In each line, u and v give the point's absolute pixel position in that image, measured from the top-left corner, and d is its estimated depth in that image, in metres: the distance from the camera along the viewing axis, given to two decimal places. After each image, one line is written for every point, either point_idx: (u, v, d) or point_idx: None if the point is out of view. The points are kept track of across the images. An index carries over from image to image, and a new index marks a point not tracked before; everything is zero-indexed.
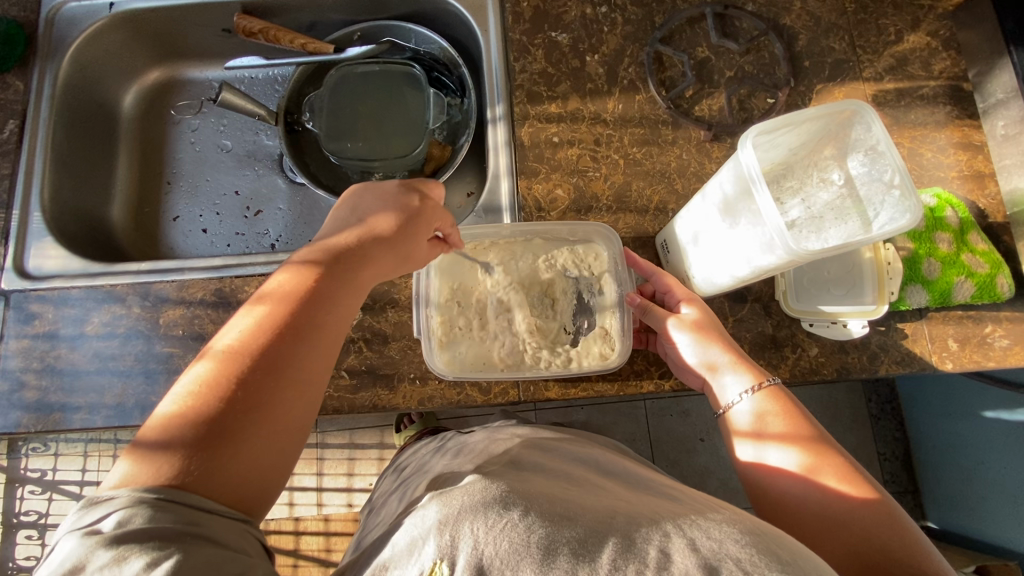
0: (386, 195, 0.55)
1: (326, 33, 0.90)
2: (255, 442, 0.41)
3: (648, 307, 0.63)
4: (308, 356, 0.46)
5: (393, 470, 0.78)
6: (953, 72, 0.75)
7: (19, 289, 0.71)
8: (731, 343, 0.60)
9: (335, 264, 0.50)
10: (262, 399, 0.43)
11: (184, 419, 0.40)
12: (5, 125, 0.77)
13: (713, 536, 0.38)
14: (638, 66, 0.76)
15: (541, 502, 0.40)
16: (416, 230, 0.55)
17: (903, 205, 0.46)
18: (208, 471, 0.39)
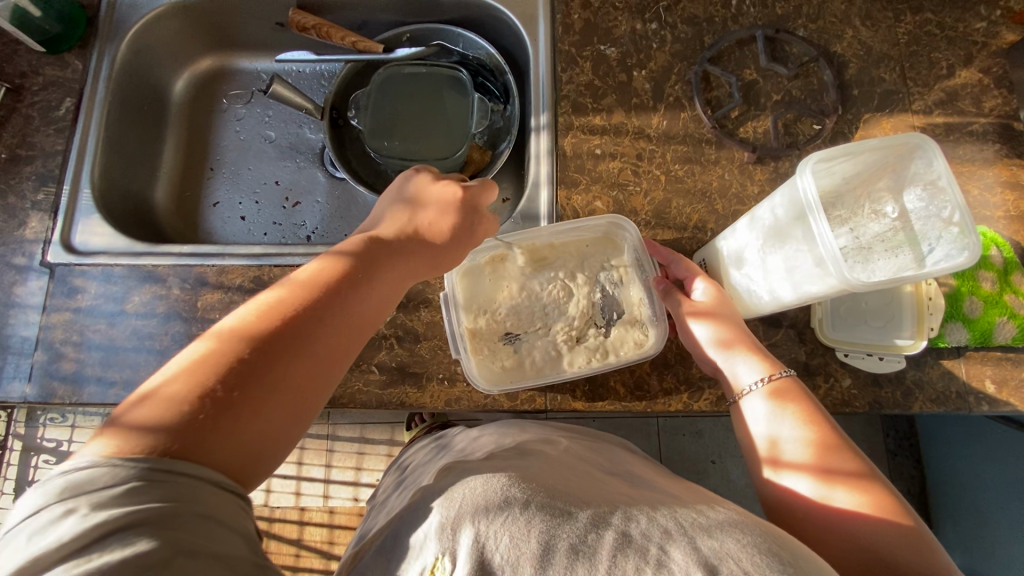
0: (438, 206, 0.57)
1: (375, 32, 0.91)
2: (259, 412, 0.41)
3: (669, 291, 0.65)
4: (332, 341, 0.46)
5: (396, 467, 0.78)
6: (1004, 111, 0.74)
7: (65, 262, 0.72)
8: (746, 332, 0.61)
9: (379, 257, 0.52)
10: (264, 381, 0.42)
11: (185, 393, 0.39)
12: (62, 102, 0.78)
13: (716, 538, 0.39)
14: (684, 84, 0.76)
15: (547, 495, 0.40)
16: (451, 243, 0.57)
17: (960, 241, 0.46)
18: (198, 444, 0.38)
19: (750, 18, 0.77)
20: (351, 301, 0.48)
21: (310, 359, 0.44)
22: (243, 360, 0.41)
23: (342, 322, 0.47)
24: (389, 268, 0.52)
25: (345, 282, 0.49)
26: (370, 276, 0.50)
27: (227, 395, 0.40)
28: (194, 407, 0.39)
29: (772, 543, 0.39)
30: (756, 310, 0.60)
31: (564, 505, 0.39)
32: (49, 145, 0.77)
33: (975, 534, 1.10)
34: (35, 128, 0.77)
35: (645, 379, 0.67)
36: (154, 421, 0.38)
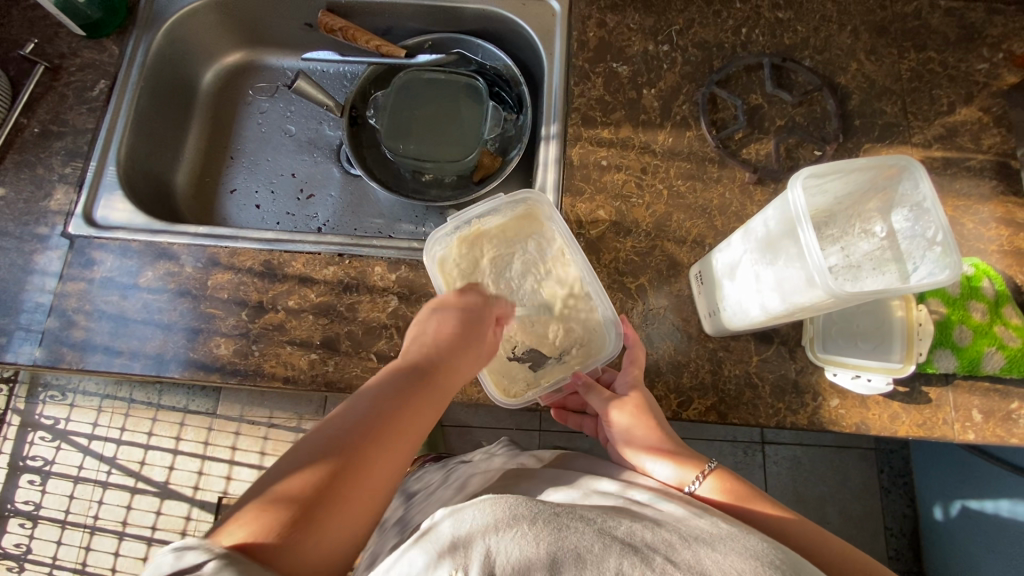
0: (471, 305, 0.62)
1: (399, 39, 0.95)
2: (327, 539, 0.44)
3: (592, 386, 0.63)
4: (385, 463, 0.48)
5: (441, 464, 0.79)
6: (1002, 149, 0.76)
7: (85, 235, 0.75)
8: (669, 433, 0.59)
9: (422, 377, 0.55)
10: (339, 495, 0.45)
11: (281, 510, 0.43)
12: (96, 84, 0.82)
13: (719, 550, 0.40)
14: (692, 105, 0.79)
15: (553, 510, 0.42)
16: (483, 327, 0.61)
17: (942, 260, 0.47)
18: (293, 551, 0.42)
19: (758, 46, 0.80)
20: (398, 421, 0.50)
21: (369, 482, 0.47)
22: (311, 493, 0.44)
23: (391, 442, 0.49)
24: (434, 383, 0.55)
25: (394, 400, 0.52)
26: (419, 393, 0.54)
27: (304, 522, 0.43)
28: (277, 538, 0.42)
29: (776, 555, 0.40)
30: (742, 323, 0.61)
31: (570, 520, 0.41)
32: (81, 122, 0.80)
33: None
34: (68, 107, 0.81)
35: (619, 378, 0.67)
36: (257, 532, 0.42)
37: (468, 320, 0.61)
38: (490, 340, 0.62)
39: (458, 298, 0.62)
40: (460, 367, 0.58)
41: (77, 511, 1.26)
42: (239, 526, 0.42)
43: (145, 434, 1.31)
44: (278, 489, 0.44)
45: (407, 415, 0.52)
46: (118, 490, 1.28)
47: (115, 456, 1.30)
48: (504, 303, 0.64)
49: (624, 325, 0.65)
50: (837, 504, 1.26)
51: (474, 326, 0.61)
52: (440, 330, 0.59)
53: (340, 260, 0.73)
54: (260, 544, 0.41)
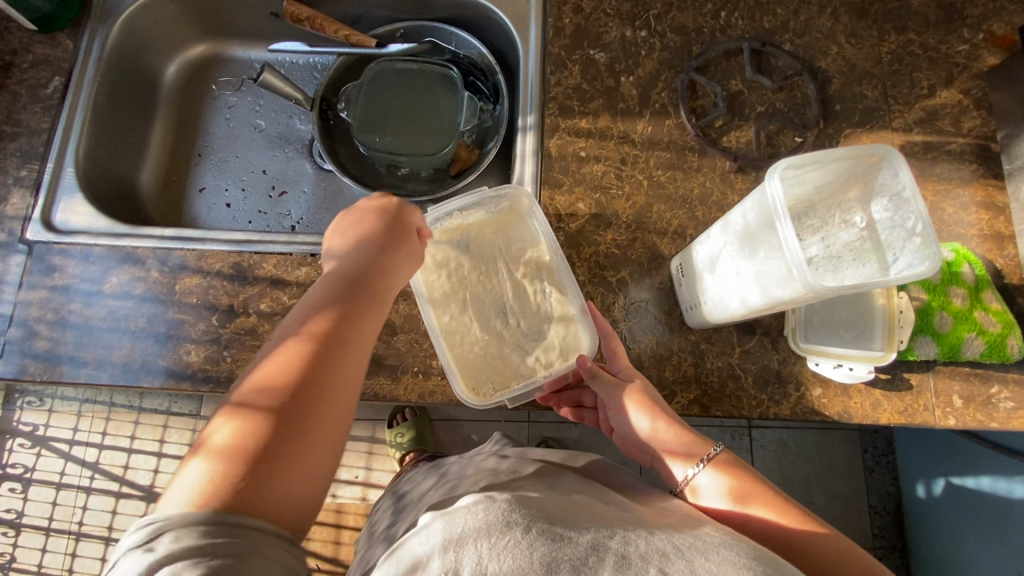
0: (362, 213, 0.59)
1: (370, 28, 0.92)
2: (290, 472, 0.43)
3: (597, 372, 0.61)
4: (334, 381, 0.48)
5: (430, 464, 0.78)
6: (982, 132, 0.76)
7: (44, 240, 0.72)
8: (676, 416, 0.60)
9: (356, 290, 0.53)
10: (299, 425, 0.45)
11: (211, 486, 0.40)
12: (50, 81, 0.78)
13: (713, 559, 0.38)
14: (671, 92, 0.77)
15: (546, 519, 0.40)
16: (405, 231, 0.58)
17: (922, 251, 0.47)
18: (252, 497, 0.41)
19: (738, 31, 0.79)
20: (340, 340, 0.50)
21: (325, 406, 0.47)
22: (264, 434, 0.44)
23: (341, 348, 0.50)
24: (365, 299, 0.53)
25: (326, 322, 0.50)
26: (354, 308, 0.52)
27: (262, 455, 0.43)
28: (241, 471, 0.42)
29: (771, 566, 0.39)
30: (721, 318, 0.61)
31: (563, 531, 0.39)
32: (35, 122, 0.77)
33: (947, 552, 1.11)
34: (22, 106, 0.77)
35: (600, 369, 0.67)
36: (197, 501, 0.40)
37: (390, 229, 0.58)
38: (414, 246, 0.59)
39: (374, 204, 0.60)
40: (397, 268, 0.57)
41: (60, 518, 1.24)
42: (190, 475, 0.42)
43: (128, 438, 1.29)
44: (221, 431, 0.44)
45: (342, 338, 0.50)
46: (101, 496, 1.25)
47: (97, 461, 1.27)
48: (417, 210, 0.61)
49: (597, 315, 0.64)
50: (823, 486, 1.27)
51: (394, 230, 0.58)
52: (334, 252, 0.58)
53: (313, 260, 0.71)
54: (230, 469, 0.42)
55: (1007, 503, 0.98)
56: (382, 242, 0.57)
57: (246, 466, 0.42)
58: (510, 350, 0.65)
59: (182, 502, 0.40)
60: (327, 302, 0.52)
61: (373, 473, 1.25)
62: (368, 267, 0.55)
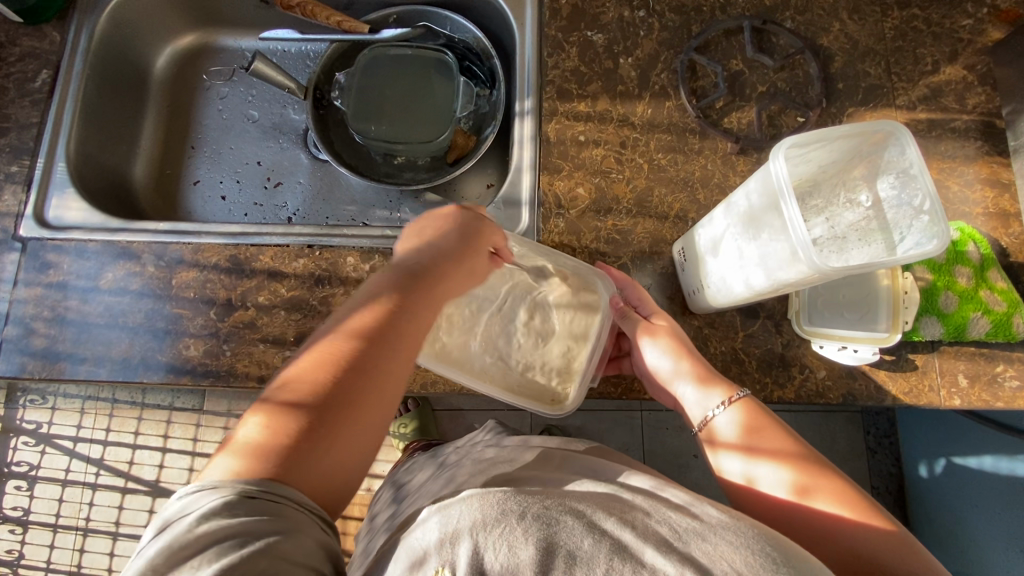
0: (445, 216, 0.58)
1: (362, 14, 0.90)
2: (338, 451, 0.43)
3: (627, 312, 0.64)
4: (390, 364, 0.47)
5: (428, 453, 0.78)
6: (987, 108, 0.74)
7: (38, 237, 0.71)
8: (700, 358, 0.61)
9: (419, 278, 0.52)
10: (349, 405, 0.44)
11: (263, 451, 0.41)
12: (38, 74, 0.77)
13: (711, 541, 0.38)
14: (670, 73, 0.75)
15: (544, 503, 0.40)
16: (478, 246, 0.57)
17: (930, 230, 0.46)
18: (291, 470, 0.41)
19: (738, 9, 0.77)
20: (398, 326, 0.48)
21: (365, 397, 0.45)
22: (311, 415, 0.43)
23: (393, 337, 0.48)
24: (427, 285, 0.52)
25: (390, 309, 0.49)
26: (415, 299, 0.50)
27: (311, 437, 0.42)
28: (281, 457, 0.41)
29: (769, 543, 0.38)
30: (722, 301, 0.60)
31: (559, 513, 0.39)
32: (24, 117, 0.75)
33: (949, 530, 1.12)
34: (9, 100, 0.76)
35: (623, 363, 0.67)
36: (240, 468, 0.40)
37: (469, 243, 0.56)
38: (480, 261, 0.58)
39: (450, 215, 0.58)
40: (454, 276, 0.54)
41: (68, 514, 1.24)
42: (222, 464, 0.41)
43: (132, 434, 1.29)
44: (276, 396, 0.44)
45: (398, 323, 0.48)
46: (107, 491, 1.25)
47: (102, 457, 1.27)
48: (498, 229, 0.60)
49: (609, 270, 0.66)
50: None
51: (472, 244, 0.57)
52: (426, 239, 0.56)
53: (310, 252, 0.70)
54: (275, 441, 0.41)
55: (1010, 481, 0.98)
56: (456, 253, 0.55)
57: (296, 438, 0.42)
58: (543, 352, 0.68)
59: (230, 469, 0.40)
60: (399, 282, 0.51)
61: (377, 464, 1.25)
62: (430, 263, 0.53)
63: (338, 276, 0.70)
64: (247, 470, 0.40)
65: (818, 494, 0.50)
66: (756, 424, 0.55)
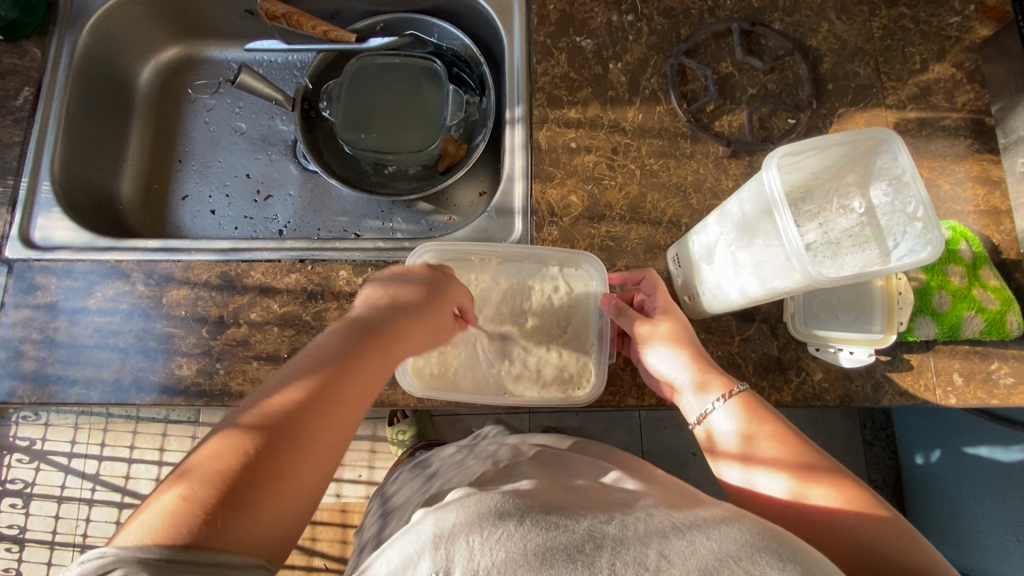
0: (408, 277, 0.58)
1: (348, 22, 0.90)
2: (270, 511, 0.42)
3: (624, 309, 0.62)
4: (329, 425, 0.48)
5: (414, 464, 0.78)
6: (976, 106, 0.75)
7: (24, 258, 0.70)
8: (701, 355, 0.60)
9: (370, 338, 0.52)
10: (285, 466, 0.44)
11: (189, 508, 0.40)
12: (20, 92, 0.76)
13: (713, 538, 0.38)
14: (660, 77, 0.75)
15: (541, 510, 0.40)
16: (438, 305, 0.57)
17: (924, 237, 0.46)
18: (224, 531, 0.40)
19: (726, 11, 0.77)
20: (339, 387, 0.49)
21: (307, 453, 0.46)
22: (239, 474, 0.42)
23: (338, 397, 0.49)
24: (379, 344, 0.52)
25: (338, 362, 0.50)
26: (366, 357, 0.51)
27: (235, 495, 0.41)
28: (206, 512, 0.40)
29: (774, 540, 0.38)
30: (723, 306, 0.60)
31: (558, 519, 0.39)
32: (6, 136, 0.74)
33: (947, 522, 1.13)
34: None
35: (620, 373, 0.67)
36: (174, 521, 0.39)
37: (424, 299, 0.56)
38: (445, 321, 0.58)
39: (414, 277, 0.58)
40: (408, 337, 0.55)
41: (64, 531, 1.23)
42: (148, 518, 0.39)
43: (127, 449, 1.27)
44: (214, 451, 0.43)
45: (346, 382, 0.49)
46: (104, 507, 1.24)
47: (98, 473, 1.26)
48: (463, 285, 0.60)
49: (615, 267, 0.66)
50: None
51: (428, 301, 0.57)
52: (392, 293, 0.56)
53: (302, 266, 0.70)
54: (194, 508, 0.40)
55: (1005, 473, 0.99)
56: (413, 312, 0.55)
57: (223, 498, 0.41)
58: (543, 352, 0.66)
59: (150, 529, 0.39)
60: (353, 340, 0.52)
61: (377, 472, 1.25)
62: (377, 325, 0.54)
63: (331, 291, 0.69)
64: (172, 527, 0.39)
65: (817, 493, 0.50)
66: (751, 428, 0.55)
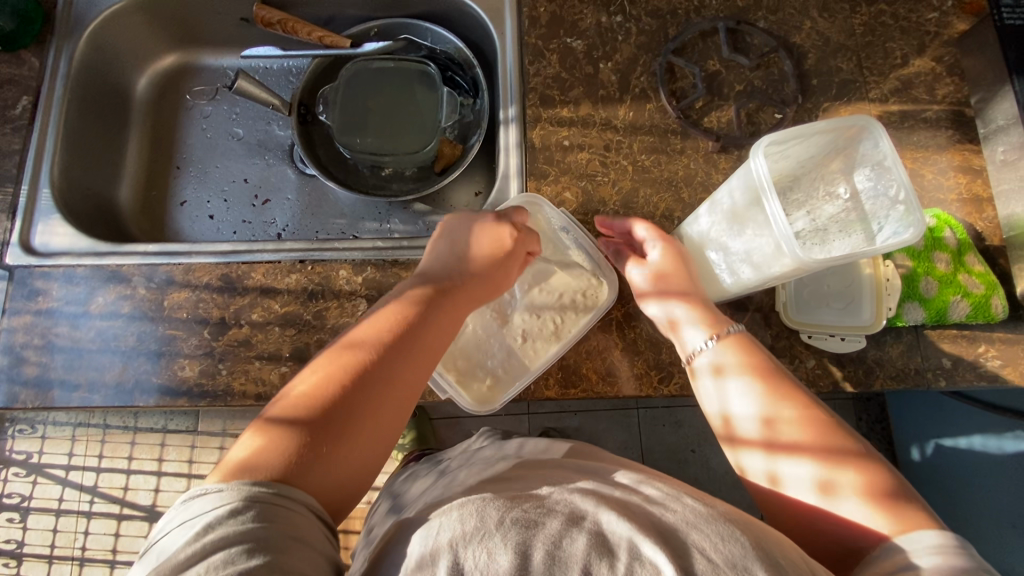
0: (481, 226, 0.62)
1: (343, 28, 0.91)
2: (348, 455, 0.44)
3: (619, 254, 0.68)
4: (407, 374, 0.49)
5: (418, 466, 0.79)
6: (956, 98, 0.77)
7: (25, 264, 0.71)
8: (693, 288, 0.62)
9: (442, 288, 0.56)
10: (365, 409, 0.45)
11: (285, 444, 0.42)
12: (18, 100, 0.77)
13: (688, 531, 0.39)
14: (649, 76, 0.77)
15: (523, 509, 0.40)
16: (511, 260, 0.62)
17: (906, 220, 0.47)
18: (309, 467, 0.41)
19: (712, 11, 0.79)
20: (418, 337, 0.51)
21: (386, 401, 0.47)
22: (323, 416, 0.44)
23: (417, 343, 0.50)
24: (446, 294, 0.56)
25: (413, 317, 0.52)
26: (436, 309, 0.54)
27: (330, 432, 0.43)
28: (302, 445, 0.42)
29: (743, 533, 0.39)
30: (724, 291, 0.61)
31: (538, 517, 0.39)
32: (6, 144, 0.76)
33: (945, 510, 1.14)
34: None
35: (617, 365, 0.68)
36: (266, 456, 0.41)
37: (496, 255, 0.61)
38: (513, 272, 0.62)
39: (493, 227, 0.61)
40: (472, 288, 0.58)
41: (63, 544, 1.22)
42: (239, 455, 0.42)
43: (125, 460, 1.27)
44: (309, 386, 0.46)
45: (417, 333, 0.51)
46: (103, 519, 1.23)
47: (96, 485, 1.25)
48: (534, 238, 0.64)
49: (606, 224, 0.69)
50: None
51: (501, 257, 0.61)
52: (460, 246, 0.61)
53: (302, 267, 0.71)
54: (286, 445, 0.42)
55: (999, 458, 1.01)
56: (486, 269, 0.60)
57: (317, 432, 0.43)
58: (547, 334, 0.68)
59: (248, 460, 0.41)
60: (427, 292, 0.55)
61: (377, 476, 1.25)
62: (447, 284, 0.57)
63: (331, 290, 0.70)
64: (270, 457, 0.41)
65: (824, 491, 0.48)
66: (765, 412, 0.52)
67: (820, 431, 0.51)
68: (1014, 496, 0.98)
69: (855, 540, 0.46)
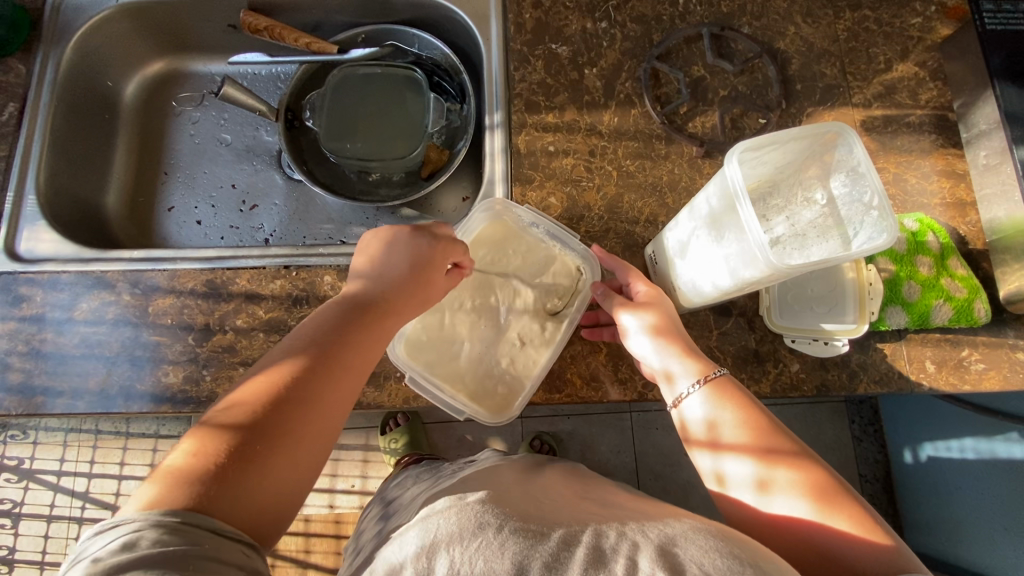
0: (400, 244, 0.59)
1: (331, 34, 0.92)
2: (263, 479, 0.43)
3: (609, 295, 0.65)
4: (332, 390, 0.49)
5: (411, 473, 0.79)
6: (940, 103, 0.77)
7: (9, 270, 0.71)
8: (684, 340, 0.61)
9: (366, 313, 0.54)
10: (276, 430, 0.45)
11: (184, 479, 0.40)
12: (5, 107, 0.77)
13: (684, 546, 0.38)
14: (634, 81, 0.77)
15: (519, 519, 0.41)
16: (433, 273, 0.59)
17: (880, 224, 0.48)
18: (219, 496, 0.40)
19: (697, 17, 0.79)
20: (338, 356, 0.50)
21: (301, 416, 0.46)
22: (234, 445, 0.43)
23: (340, 360, 0.50)
24: (378, 321, 0.54)
25: (333, 338, 0.51)
26: (359, 331, 0.52)
27: (242, 455, 0.42)
28: (207, 478, 0.41)
29: (736, 547, 0.39)
30: (702, 299, 0.61)
31: (536, 529, 0.39)
32: None
33: (937, 514, 1.14)
34: None
35: (601, 370, 0.68)
36: (168, 494, 0.39)
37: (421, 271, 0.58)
38: (437, 287, 0.59)
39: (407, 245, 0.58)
40: (403, 310, 0.56)
41: (54, 550, 1.22)
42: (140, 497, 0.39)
43: (116, 465, 1.26)
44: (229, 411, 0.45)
45: (336, 355, 0.50)
46: (94, 525, 1.23)
47: (87, 491, 1.25)
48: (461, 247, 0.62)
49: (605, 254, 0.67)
50: None
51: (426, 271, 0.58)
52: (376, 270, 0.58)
53: (287, 273, 0.71)
54: (190, 484, 0.40)
55: (990, 462, 1.01)
56: (411, 284, 0.57)
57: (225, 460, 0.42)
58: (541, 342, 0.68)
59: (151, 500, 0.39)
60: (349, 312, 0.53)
61: (369, 480, 1.25)
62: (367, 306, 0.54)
63: (316, 296, 0.70)
64: (175, 493, 0.39)
65: (782, 484, 0.51)
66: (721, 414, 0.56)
67: (772, 427, 0.55)
68: (1004, 499, 0.98)
69: (802, 534, 0.49)
